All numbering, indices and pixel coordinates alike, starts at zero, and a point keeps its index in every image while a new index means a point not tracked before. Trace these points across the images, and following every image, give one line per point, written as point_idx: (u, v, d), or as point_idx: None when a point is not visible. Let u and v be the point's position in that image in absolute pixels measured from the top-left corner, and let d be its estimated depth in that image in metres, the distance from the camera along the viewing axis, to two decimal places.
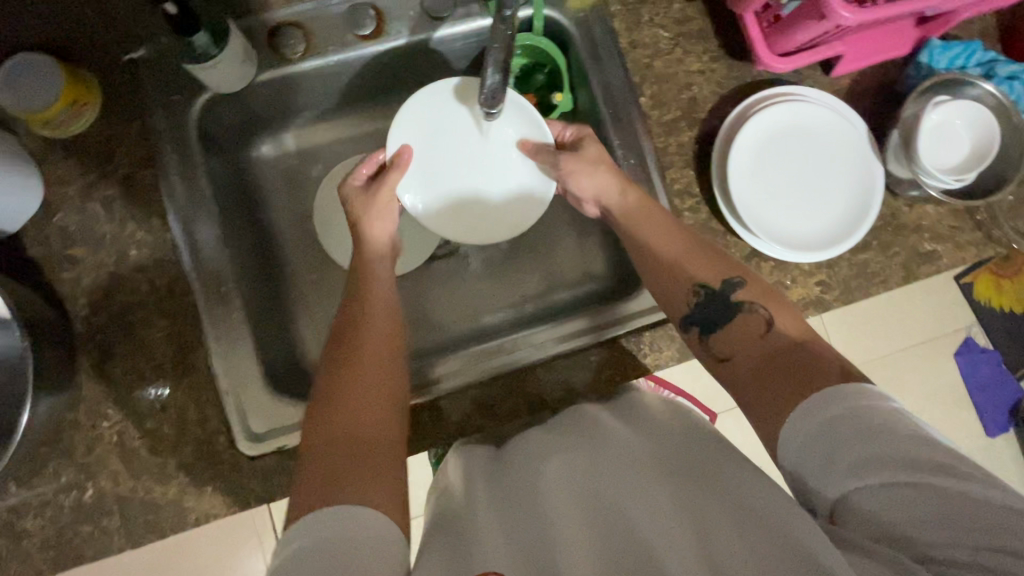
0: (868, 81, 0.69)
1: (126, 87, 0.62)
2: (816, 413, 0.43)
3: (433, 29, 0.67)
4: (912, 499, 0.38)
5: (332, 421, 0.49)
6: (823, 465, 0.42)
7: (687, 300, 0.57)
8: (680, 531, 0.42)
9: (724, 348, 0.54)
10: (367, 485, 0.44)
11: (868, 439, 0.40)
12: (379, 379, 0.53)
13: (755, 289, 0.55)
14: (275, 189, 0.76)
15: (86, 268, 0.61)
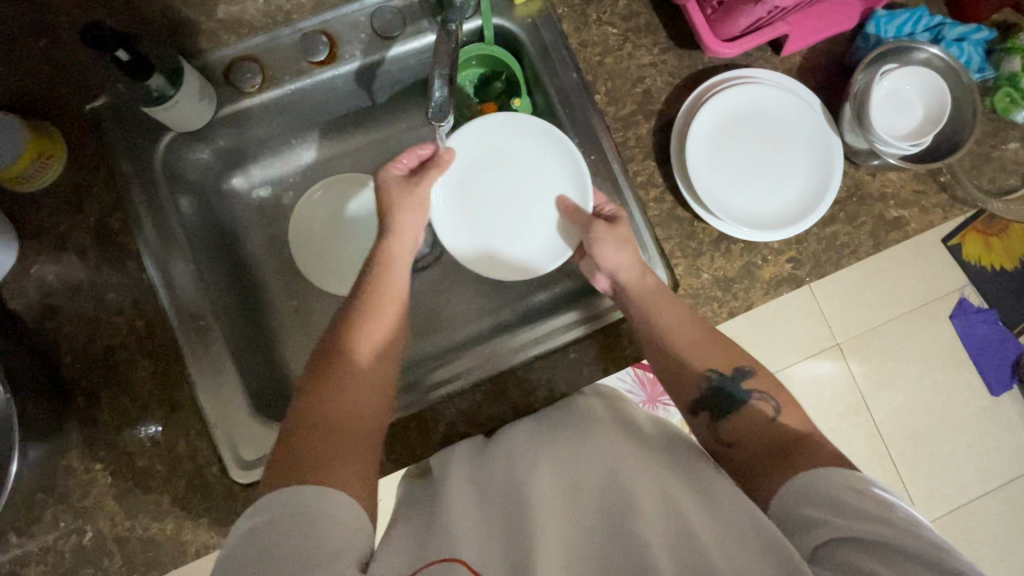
0: (818, 57, 0.70)
1: (90, 136, 0.63)
2: (810, 485, 0.46)
3: (385, 49, 0.68)
4: (882, 556, 0.38)
5: (325, 400, 0.52)
6: (811, 521, 0.43)
7: (699, 385, 0.58)
8: (659, 526, 0.43)
9: (730, 433, 0.55)
10: (340, 468, 0.47)
11: (850, 507, 0.42)
12: (375, 365, 0.56)
13: (765, 378, 0.58)
14: (251, 220, 0.77)
15: (67, 316, 0.62)
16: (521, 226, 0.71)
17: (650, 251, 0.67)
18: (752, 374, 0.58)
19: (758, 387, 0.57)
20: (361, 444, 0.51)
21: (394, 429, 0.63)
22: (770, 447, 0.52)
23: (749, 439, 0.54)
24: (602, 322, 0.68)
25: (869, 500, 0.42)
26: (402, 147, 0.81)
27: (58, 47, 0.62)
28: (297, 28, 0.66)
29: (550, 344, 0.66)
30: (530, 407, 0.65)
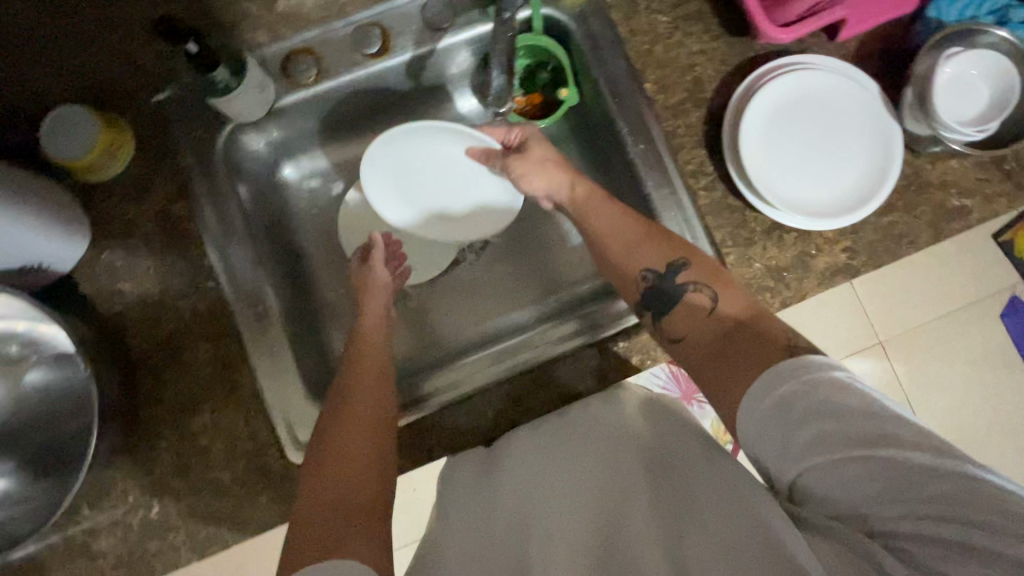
0: (878, 41, 0.68)
1: (156, 127, 0.66)
2: (765, 398, 0.45)
3: (436, 41, 0.69)
4: (865, 477, 0.40)
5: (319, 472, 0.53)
6: (780, 449, 0.44)
7: (638, 286, 0.61)
8: (650, 541, 0.49)
9: (678, 331, 0.57)
10: (359, 538, 0.47)
11: (806, 417, 0.42)
12: (359, 420, 0.57)
13: (700, 269, 0.58)
14: (301, 208, 0.79)
15: (135, 300, 0.64)
16: (468, 188, 0.79)
17: (699, 241, 0.66)
18: (684, 267, 0.58)
19: (694, 278, 0.58)
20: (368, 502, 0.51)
21: (444, 414, 0.64)
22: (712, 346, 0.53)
23: (695, 335, 0.55)
24: (622, 322, 0.67)
25: (829, 409, 0.42)
26: None
27: (129, 43, 0.65)
28: (351, 21, 0.68)
29: (579, 340, 0.67)
30: (576, 395, 0.65)
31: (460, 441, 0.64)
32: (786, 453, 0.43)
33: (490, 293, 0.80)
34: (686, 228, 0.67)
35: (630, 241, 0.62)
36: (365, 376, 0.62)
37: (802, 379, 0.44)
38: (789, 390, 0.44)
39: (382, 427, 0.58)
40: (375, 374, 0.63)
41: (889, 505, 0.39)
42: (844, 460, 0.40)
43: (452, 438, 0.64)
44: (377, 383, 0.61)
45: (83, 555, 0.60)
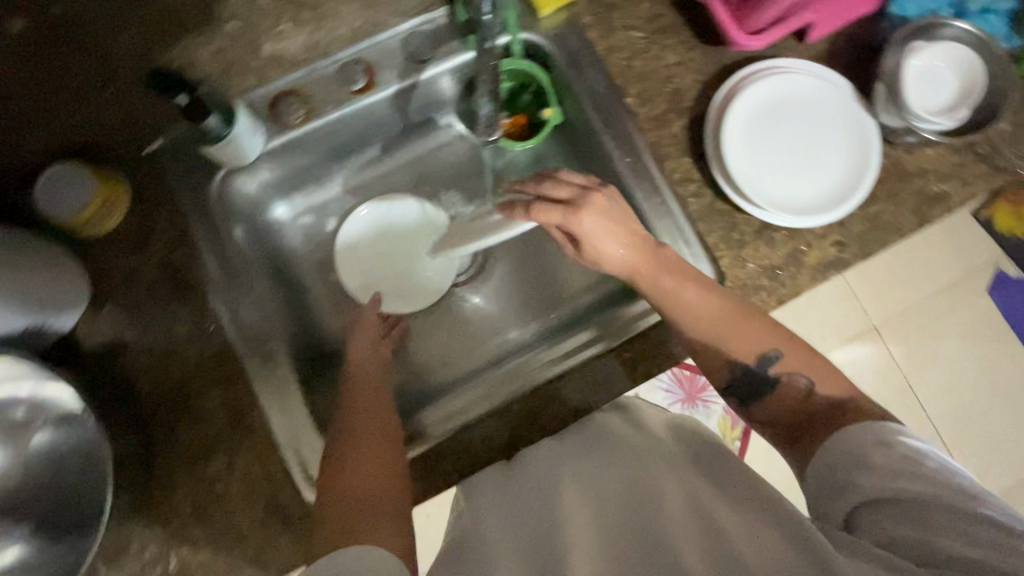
0: (845, 40, 0.71)
1: (149, 177, 0.66)
2: (844, 451, 0.49)
3: (420, 72, 0.71)
4: (917, 516, 0.43)
5: (340, 468, 0.56)
6: (842, 485, 0.48)
7: (722, 371, 0.61)
8: (687, 533, 0.46)
9: (764, 413, 0.59)
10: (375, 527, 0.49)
11: (875, 460, 0.47)
12: (372, 424, 0.60)
13: (796, 357, 0.58)
14: (298, 245, 0.80)
15: (139, 350, 0.64)
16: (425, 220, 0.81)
17: (693, 245, 0.68)
18: (778, 359, 0.59)
19: (784, 370, 0.58)
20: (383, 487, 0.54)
21: (458, 438, 0.65)
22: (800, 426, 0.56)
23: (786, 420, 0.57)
24: (622, 336, 0.67)
25: (900, 460, 0.46)
26: (438, 164, 0.84)
27: (119, 97, 0.66)
28: (335, 59, 0.69)
29: (586, 355, 0.67)
30: (587, 409, 0.65)
31: (476, 464, 0.64)
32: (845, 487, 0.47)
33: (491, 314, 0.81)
34: (677, 234, 0.68)
35: (729, 331, 0.60)
36: (366, 398, 0.64)
37: (882, 440, 0.48)
38: (865, 448, 0.48)
39: (393, 436, 0.59)
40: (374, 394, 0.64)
41: (942, 542, 0.41)
42: (901, 508, 0.44)
43: (468, 461, 0.64)
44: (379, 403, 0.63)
45: None
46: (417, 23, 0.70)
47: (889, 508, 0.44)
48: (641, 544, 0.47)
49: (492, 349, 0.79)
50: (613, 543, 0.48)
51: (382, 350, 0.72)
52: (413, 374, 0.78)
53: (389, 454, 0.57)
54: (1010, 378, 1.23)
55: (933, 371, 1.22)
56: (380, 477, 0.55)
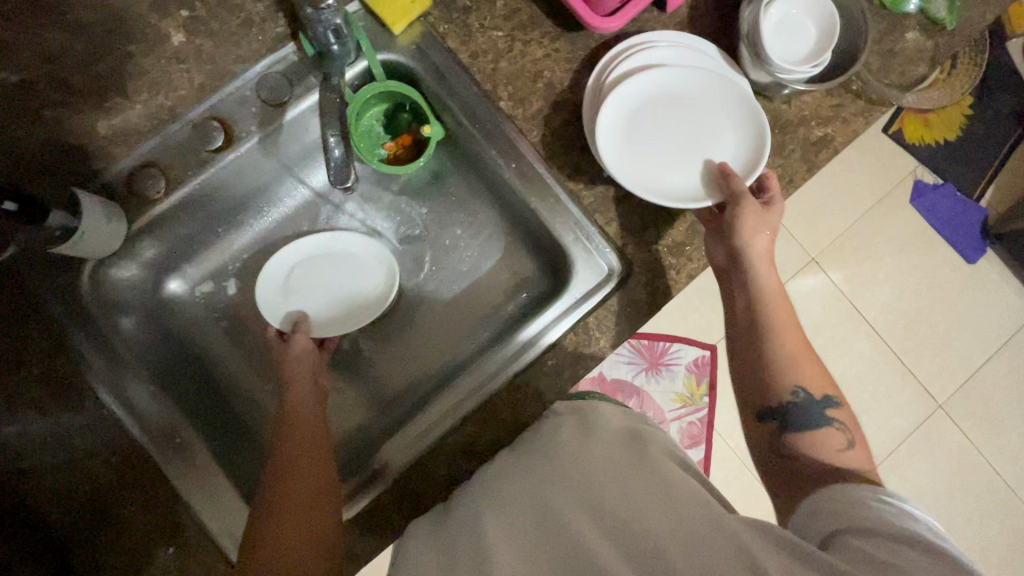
0: (703, 3, 0.70)
1: (9, 289, 0.61)
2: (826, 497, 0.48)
3: (279, 116, 0.67)
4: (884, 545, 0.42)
5: (272, 543, 0.53)
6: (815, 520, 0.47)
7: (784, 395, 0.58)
8: (615, 537, 0.46)
9: (792, 449, 0.57)
10: None
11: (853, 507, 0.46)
12: (308, 489, 0.56)
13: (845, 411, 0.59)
14: (200, 317, 0.76)
15: (41, 474, 0.60)
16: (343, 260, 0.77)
17: (595, 239, 0.67)
18: (836, 406, 0.58)
19: (837, 417, 0.58)
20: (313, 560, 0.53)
21: (400, 485, 0.62)
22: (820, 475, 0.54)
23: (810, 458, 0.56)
24: (553, 335, 0.66)
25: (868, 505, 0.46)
26: (332, 202, 0.80)
27: None
28: (186, 120, 0.65)
29: (519, 365, 0.66)
30: (523, 425, 0.64)
31: (422, 506, 0.62)
32: (818, 520, 0.47)
33: (419, 343, 0.78)
34: (578, 231, 0.68)
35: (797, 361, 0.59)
36: (303, 442, 0.60)
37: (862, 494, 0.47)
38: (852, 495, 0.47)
39: (326, 481, 0.58)
40: (311, 439, 0.60)
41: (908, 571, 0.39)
42: (869, 531, 0.43)
43: (413, 506, 0.62)
44: (314, 449, 0.59)
45: None
46: (266, 65, 0.66)
47: (856, 534, 0.44)
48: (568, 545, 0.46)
49: (427, 380, 0.75)
50: (539, 541, 0.48)
51: (320, 394, 0.67)
52: (350, 422, 0.75)
53: (318, 509, 0.56)
54: (946, 282, 1.27)
55: (876, 291, 1.25)
56: (307, 538, 0.54)
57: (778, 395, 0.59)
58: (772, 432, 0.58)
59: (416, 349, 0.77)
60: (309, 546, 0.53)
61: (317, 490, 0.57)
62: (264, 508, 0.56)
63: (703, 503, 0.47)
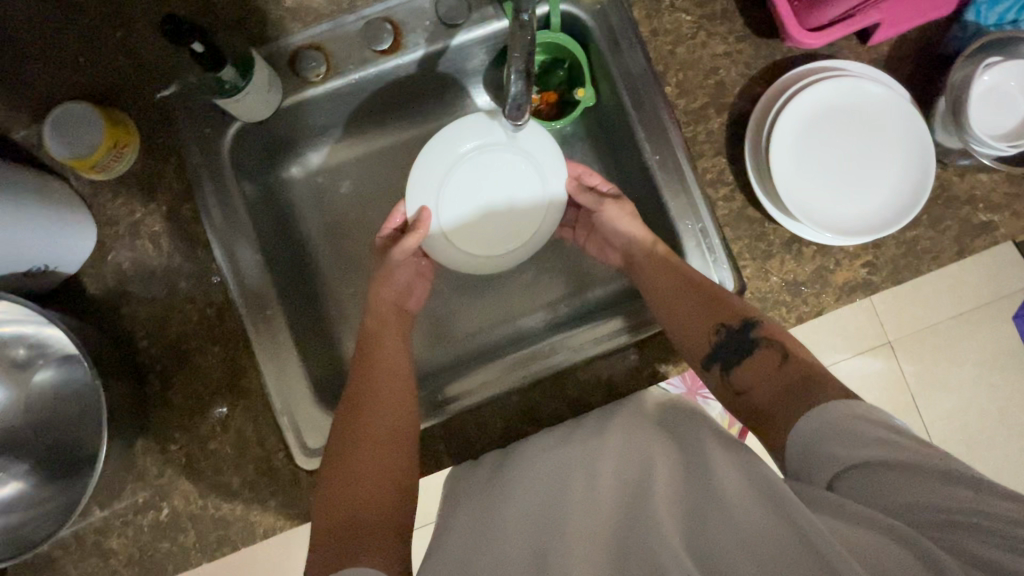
0: (909, 47, 0.65)
1: (160, 126, 0.65)
2: (817, 417, 0.48)
3: (449, 38, 0.66)
4: (905, 479, 0.41)
5: (346, 462, 0.55)
6: (825, 456, 0.46)
7: (710, 337, 0.58)
8: (673, 523, 0.45)
9: (741, 382, 0.56)
10: (373, 546, 0.49)
11: (854, 432, 0.45)
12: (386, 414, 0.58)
13: (772, 328, 0.58)
14: (307, 206, 0.78)
15: (142, 302, 0.64)
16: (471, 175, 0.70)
17: (715, 251, 0.65)
18: (760, 325, 0.58)
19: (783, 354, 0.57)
20: (385, 472, 0.55)
21: (452, 423, 0.64)
22: (788, 390, 0.53)
23: (762, 389, 0.55)
24: (638, 334, 0.65)
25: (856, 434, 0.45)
26: None
27: (128, 38, 0.63)
28: (361, 15, 0.66)
29: (602, 348, 0.65)
30: (585, 407, 0.64)
31: (471, 450, 0.64)
32: (827, 460, 0.46)
33: (499, 297, 0.79)
34: (702, 238, 0.65)
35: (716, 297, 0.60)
36: (381, 376, 0.61)
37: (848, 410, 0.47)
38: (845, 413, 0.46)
39: (398, 411, 0.59)
40: (389, 380, 0.61)
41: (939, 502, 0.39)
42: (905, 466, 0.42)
43: (461, 447, 0.64)
44: (395, 381, 0.61)
45: (95, 553, 0.61)
46: None
47: (876, 472, 0.43)
48: (623, 543, 0.46)
49: (496, 332, 0.77)
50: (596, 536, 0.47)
51: (407, 344, 0.66)
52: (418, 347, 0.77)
53: (398, 447, 0.57)
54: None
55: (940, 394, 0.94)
56: (376, 466, 0.55)
57: (705, 335, 0.59)
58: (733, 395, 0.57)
59: (498, 302, 0.78)
60: (382, 466, 0.55)
61: (394, 429, 0.57)
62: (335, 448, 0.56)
63: (756, 487, 0.46)
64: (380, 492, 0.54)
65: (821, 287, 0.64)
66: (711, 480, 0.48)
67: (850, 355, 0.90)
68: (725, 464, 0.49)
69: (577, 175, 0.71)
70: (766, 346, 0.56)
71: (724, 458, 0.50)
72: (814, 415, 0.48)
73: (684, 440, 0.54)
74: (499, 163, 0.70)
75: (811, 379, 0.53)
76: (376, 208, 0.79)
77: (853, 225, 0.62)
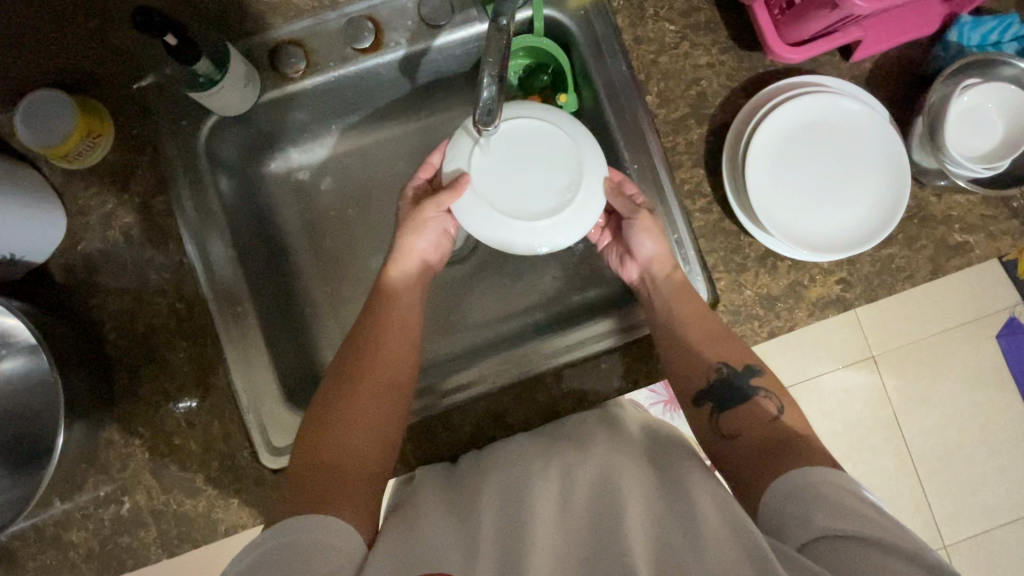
0: (890, 65, 0.65)
1: (136, 117, 0.64)
2: (796, 478, 0.48)
3: (431, 38, 0.66)
4: (875, 557, 0.41)
5: (343, 414, 0.55)
6: (797, 519, 0.45)
7: (708, 375, 0.59)
8: (642, 537, 0.46)
9: (729, 426, 0.57)
10: (351, 498, 0.50)
11: (834, 499, 0.45)
12: (388, 368, 0.59)
13: (768, 380, 0.58)
14: (286, 201, 0.77)
15: (111, 294, 0.63)
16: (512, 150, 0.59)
17: (690, 262, 0.65)
18: (757, 372, 0.58)
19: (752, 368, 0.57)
20: (379, 428, 0.56)
21: (421, 425, 0.64)
22: (772, 445, 0.53)
23: (748, 435, 0.55)
24: (606, 345, 0.66)
25: (835, 504, 0.44)
26: (445, 134, 0.79)
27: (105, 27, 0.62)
28: (343, 13, 0.65)
29: (573, 356, 0.65)
30: (556, 413, 0.64)
31: (437, 454, 0.63)
32: (801, 523, 0.45)
33: (477, 300, 0.79)
34: (677, 249, 0.65)
35: (713, 332, 0.60)
36: (392, 334, 0.61)
37: (832, 478, 0.47)
38: (829, 485, 0.46)
39: (391, 398, 0.57)
40: (399, 333, 0.61)
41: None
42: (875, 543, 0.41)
43: (427, 450, 0.63)
44: (403, 339, 0.61)
45: (54, 546, 0.60)
46: None
47: (849, 544, 0.42)
48: (592, 546, 0.47)
49: (473, 335, 0.77)
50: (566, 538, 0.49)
51: (422, 300, 0.66)
52: None
53: (393, 403, 0.57)
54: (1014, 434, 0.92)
55: (924, 414, 0.92)
56: (370, 418, 0.55)
57: (704, 373, 0.59)
58: (709, 414, 0.58)
59: (474, 306, 0.79)
60: (376, 417, 0.56)
61: (392, 384, 0.58)
62: (331, 398, 0.56)
63: (720, 504, 0.47)
64: (369, 444, 0.54)
65: (795, 303, 0.63)
66: (685, 494, 0.49)
67: (836, 367, 0.90)
68: (699, 479, 0.50)
69: (617, 182, 0.63)
70: (762, 399, 0.57)
71: (698, 475, 0.51)
72: (799, 475, 0.48)
73: (661, 458, 0.55)
74: (545, 148, 0.60)
75: (798, 437, 0.53)
76: (357, 206, 0.78)
77: (828, 241, 0.62)
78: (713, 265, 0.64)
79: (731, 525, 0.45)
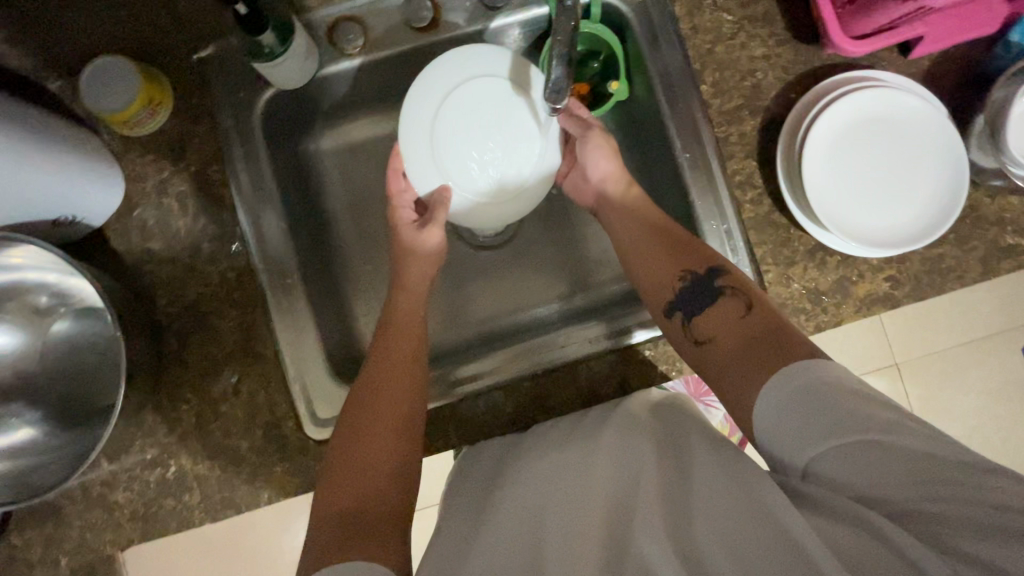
0: (950, 63, 0.65)
1: (194, 86, 0.65)
2: (780, 388, 0.46)
3: (488, 20, 0.66)
4: (882, 462, 0.40)
5: (354, 454, 0.54)
6: (797, 437, 0.44)
7: (675, 284, 0.59)
8: (660, 530, 0.45)
9: (703, 331, 0.55)
10: (377, 540, 0.48)
11: (829, 401, 0.43)
12: (395, 405, 0.57)
13: (737, 278, 0.57)
14: (330, 178, 0.78)
15: (163, 260, 0.64)
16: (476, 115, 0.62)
17: (738, 252, 0.65)
18: (725, 272, 0.57)
19: None
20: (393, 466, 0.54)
21: (463, 405, 0.64)
22: (750, 346, 0.51)
23: (724, 339, 0.54)
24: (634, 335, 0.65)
25: (827, 406, 0.43)
26: None
27: None
28: None
29: (600, 345, 0.65)
30: (596, 397, 0.64)
31: (479, 434, 0.63)
32: (800, 445, 0.44)
33: (515, 285, 0.79)
34: (726, 240, 0.65)
35: (683, 256, 0.60)
36: (401, 367, 0.60)
37: (815, 374, 0.45)
38: (811, 380, 0.45)
39: (402, 435, 0.56)
40: (407, 370, 0.60)
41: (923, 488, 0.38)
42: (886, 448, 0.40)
43: (471, 429, 0.64)
44: (411, 373, 0.60)
45: (100, 505, 0.61)
46: None
47: (853, 450, 0.41)
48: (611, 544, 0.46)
49: (508, 320, 0.77)
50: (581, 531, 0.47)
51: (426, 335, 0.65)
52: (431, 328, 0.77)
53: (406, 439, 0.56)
54: None
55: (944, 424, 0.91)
56: (385, 458, 0.54)
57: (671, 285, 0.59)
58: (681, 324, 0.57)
59: (511, 291, 0.79)
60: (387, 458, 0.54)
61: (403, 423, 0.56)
62: (342, 439, 0.55)
63: (740, 485, 0.45)
64: (386, 487, 0.53)
65: (843, 298, 0.63)
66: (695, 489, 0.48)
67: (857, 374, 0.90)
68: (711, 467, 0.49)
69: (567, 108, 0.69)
70: (730, 295, 0.56)
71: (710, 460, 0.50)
72: (784, 379, 0.46)
73: (673, 445, 0.54)
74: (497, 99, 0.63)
75: (771, 328, 0.51)
76: None
77: (881, 236, 0.62)
78: (761, 257, 0.64)
79: (750, 510, 0.43)
